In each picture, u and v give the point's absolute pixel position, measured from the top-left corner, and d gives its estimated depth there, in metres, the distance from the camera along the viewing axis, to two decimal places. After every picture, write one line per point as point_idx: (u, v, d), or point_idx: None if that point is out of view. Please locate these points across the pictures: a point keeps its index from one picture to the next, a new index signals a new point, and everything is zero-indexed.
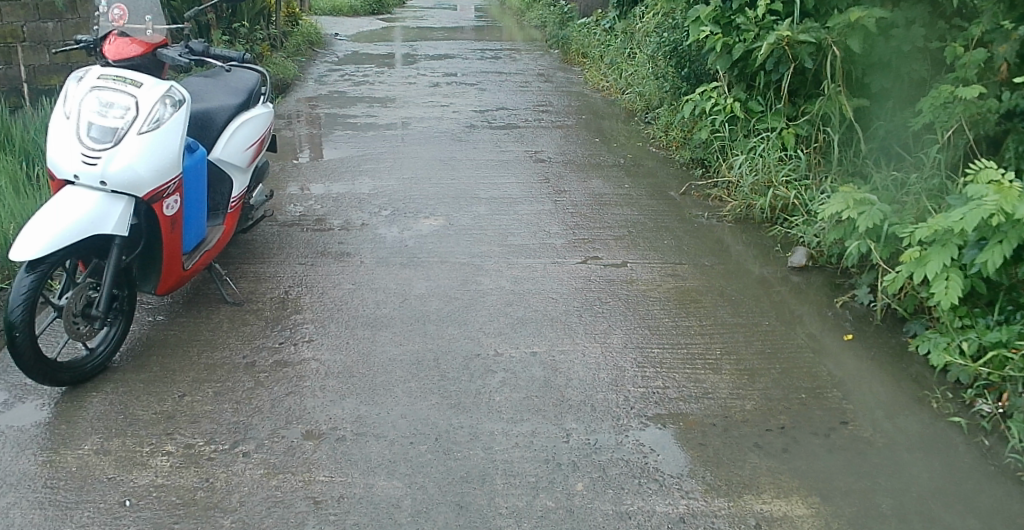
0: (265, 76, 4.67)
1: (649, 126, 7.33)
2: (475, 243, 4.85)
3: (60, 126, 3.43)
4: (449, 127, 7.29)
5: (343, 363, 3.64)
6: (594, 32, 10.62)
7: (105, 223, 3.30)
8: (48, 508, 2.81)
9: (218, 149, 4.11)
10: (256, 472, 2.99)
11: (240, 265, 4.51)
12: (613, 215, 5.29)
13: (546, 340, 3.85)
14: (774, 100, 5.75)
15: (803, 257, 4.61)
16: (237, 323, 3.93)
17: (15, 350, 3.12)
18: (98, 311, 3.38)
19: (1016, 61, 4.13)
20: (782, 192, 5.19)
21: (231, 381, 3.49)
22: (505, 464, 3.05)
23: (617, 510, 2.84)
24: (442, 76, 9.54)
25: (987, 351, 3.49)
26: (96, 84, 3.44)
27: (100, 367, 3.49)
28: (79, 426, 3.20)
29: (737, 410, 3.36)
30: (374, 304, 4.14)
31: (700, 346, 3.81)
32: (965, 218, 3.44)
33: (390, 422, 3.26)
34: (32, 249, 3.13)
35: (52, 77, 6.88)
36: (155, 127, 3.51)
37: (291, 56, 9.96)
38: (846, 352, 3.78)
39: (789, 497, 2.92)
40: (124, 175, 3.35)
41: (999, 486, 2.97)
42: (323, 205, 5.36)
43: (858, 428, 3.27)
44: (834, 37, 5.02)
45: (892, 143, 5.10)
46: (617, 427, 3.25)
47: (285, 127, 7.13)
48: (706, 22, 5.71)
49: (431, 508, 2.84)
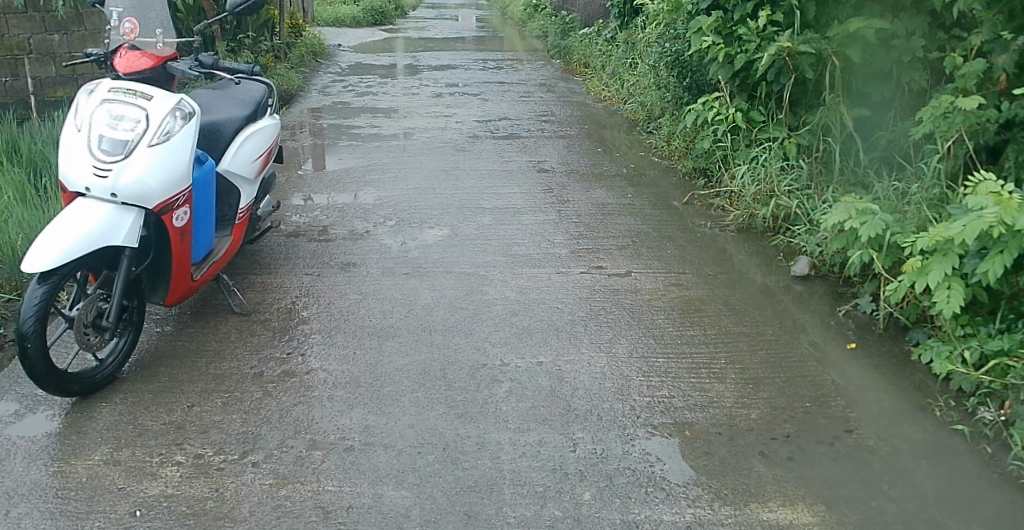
0: (272, 88, 4.71)
1: (652, 135, 7.38)
2: (480, 253, 4.88)
3: (71, 139, 3.47)
4: (453, 137, 7.34)
5: (350, 373, 3.67)
6: (595, 43, 10.69)
7: (115, 235, 3.34)
8: (60, 518, 2.84)
9: (226, 160, 4.14)
10: (265, 482, 3.02)
11: (247, 276, 4.54)
12: (616, 226, 5.33)
13: (551, 350, 3.88)
14: (775, 110, 5.84)
15: (805, 266, 4.64)
16: (245, 334, 3.96)
17: (27, 362, 3.15)
18: (109, 322, 3.42)
19: (1016, 71, 4.16)
20: (784, 201, 5.22)
21: (240, 392, 3.52)
22: (513, 473, 3.08)
23: (625, 520, 2.87)
24: (445, 86, 9.60)
25: (989, 360, 3.52)
26: (107, 97, 3.48)
27: (110, 378, 3.52)
28: (90, 436, 3.23)
29: (743, 419, 3.39)
30: (380, 314, 4.17)
31: (705, 356, 3.84)
32: (965, 229, 3.46)
33: (398, 432, 3.29)
34: (44, 260, 3.16)
35: (58, 89, 6.95)
36: (166, 139, 3.55)
37: (295, 67, 10.02)
38: (850, 361, 3.80)
39: (795, 505, 2.94)
40: (135, 188, 3.39)
41: (1003, 494, 2.99)
42: (328, 215, 5.40)
43: (862, 437, 3.30)
44: (834, 47, 5.13)
45: (893, 153, 5.14)
46: (623, 436, 3.28)
47: (289, 138, 7.18)
48: (708, 33, 5.75)
49: (441, 518, 2.87)
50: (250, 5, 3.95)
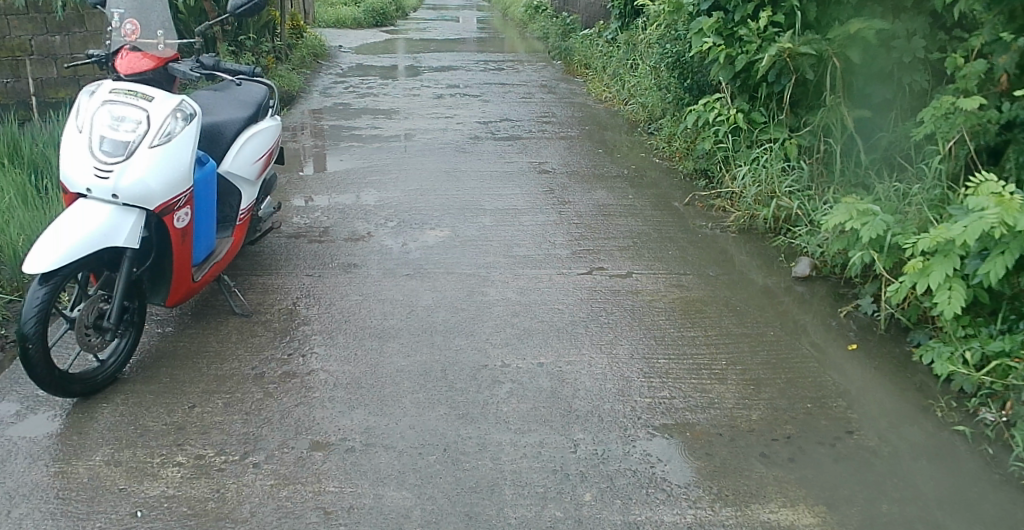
0: (272, 89, 4.71)
1: (653, 136, 7.38)
2: (481, 254, 4.88)
3: (73, 140, 3.48)
4: (454, 138, 7.34)
5: (351, 374, 3.67)
6: (596, 44, 10.69)
7: (117, 236, 3.34)
8: (60, 519, 2.84)
9: (227, 161, 4.15)
10: (266, 483, 3.02)
11: (248, 277, 4.54)
12: (617, 227, 5.33)
13: (552, 350, 3.88)
14: (776, 111, 5.84)
15: (806, 267, 4.64)
16: (246, 335, 3.96)
17: (27, 362, 3.15)
18: (109, 323, 3.41)
19: (1016, 72, 4.16)
20: (785, 202, 5.22)
21: (241, 393, 3.52)
22: (514, 475, 3.08)
23: (626, 521, 2.87)
24: (446, 88, 9.60)
25: (990, 361, 3.51)
26: (108, 98, 3.49)
27: (110, 379, 3.52)
28: (90, 437, 3.23)
29: (743, 420, 3.39)
30: (381, 315, 4.17)
31: (706, 357, 3.83)
32: (966, 230, 3.46)
33: (399, 433, 3.29)
34: (45, 262, 3.16)
35: (59, 91, 6.96)
36: (166, 140, 3.55)
37: (296, 68, 10.02)
38: (851, 362, 3.80)
39: (796, 506, 2.94)
40: (136, 189, 3.39)
41: (1004, 495, 2.99)
42: (329, 217, 5.40)
43: (864, 438, 3.30)
44: (834, 48, 5.13)
45: (894, 154, 5.13)
46: (624, 437, 3.28)
47: (290, 139, 7.18)
48: (709, 33, 5.75)
49: (441, 518, 2.87)
50: (252, 6, 3.95)
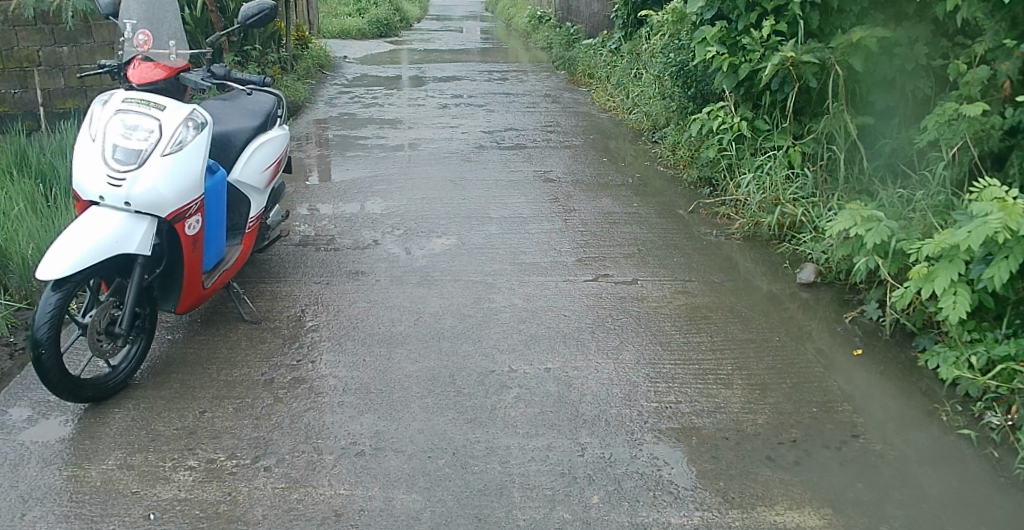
0: (281, 100, 4.74)
1: (656, 145, 7.43)
2: (488, 262, 4.92)
3: (85, 148, 3.52)
4: (459, 147, 7.40)
5: (359, 379, 3.71)
6: (600, 53, 10.78)
7: (129, 243, 3.38)
8: (74, 521, 2.87)
9: (236, 170, 4.19)
10: (276, 486, 3.05)
11: (257, 284, 4.58)
12: (621, 234, 5.37)
13: (559, 356, 3.91)
14: (780, 119, 5.87)
15: (812, 272, 4.66)
16: (255, 342, 4.00)
17: (41, 368, 3.19)
18: (122, 328, 3.46)
19: (1019, 79, 4.19)
20: (789, 209, 5.25)
21: (251, 398, 3.56)
22: (522, 477, 3.11)
23: (633, 522, 2.90)
24: (452, 98, 9.68)
25: (995, 365, 3.51)
26: (121, 107, 3.54)
27: (122, 384, 3.56)
28: (102, 442, 3.27)
29: (749, 424, 3.41)
30: (389, 321, 4.21)
31: (711, 363, 3.86)
32: (970, 235, 3.49)
33: (408, 437, 3.32)
34: (59, 268, 3.20)
35: (67, 101, 7.03)
36: (178, 149, 3.60)
37: (301, 78, 10.08)
38: (857, 368, 3.82)
39: (802, 508, 2.96)
40: (148, 196, 3.44)
41: (1010, 497, 3.02)
42: (336, 225, 5.44)
43: (869, 442, 3.32)
44: (838, 56, 5.19)
45: (897, 161, 5.17)
46: (630, 441, 3.31)
47: (295, 149, 7.23)
48: (712, 42, 5.79)
49: (452, 520, 2.90)
50: (261, 17, 3.99)
